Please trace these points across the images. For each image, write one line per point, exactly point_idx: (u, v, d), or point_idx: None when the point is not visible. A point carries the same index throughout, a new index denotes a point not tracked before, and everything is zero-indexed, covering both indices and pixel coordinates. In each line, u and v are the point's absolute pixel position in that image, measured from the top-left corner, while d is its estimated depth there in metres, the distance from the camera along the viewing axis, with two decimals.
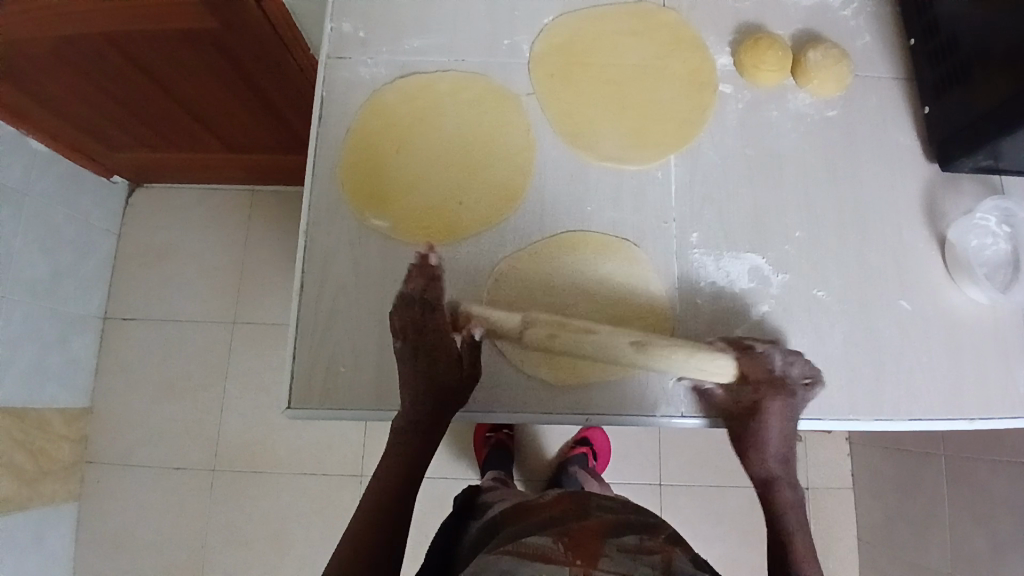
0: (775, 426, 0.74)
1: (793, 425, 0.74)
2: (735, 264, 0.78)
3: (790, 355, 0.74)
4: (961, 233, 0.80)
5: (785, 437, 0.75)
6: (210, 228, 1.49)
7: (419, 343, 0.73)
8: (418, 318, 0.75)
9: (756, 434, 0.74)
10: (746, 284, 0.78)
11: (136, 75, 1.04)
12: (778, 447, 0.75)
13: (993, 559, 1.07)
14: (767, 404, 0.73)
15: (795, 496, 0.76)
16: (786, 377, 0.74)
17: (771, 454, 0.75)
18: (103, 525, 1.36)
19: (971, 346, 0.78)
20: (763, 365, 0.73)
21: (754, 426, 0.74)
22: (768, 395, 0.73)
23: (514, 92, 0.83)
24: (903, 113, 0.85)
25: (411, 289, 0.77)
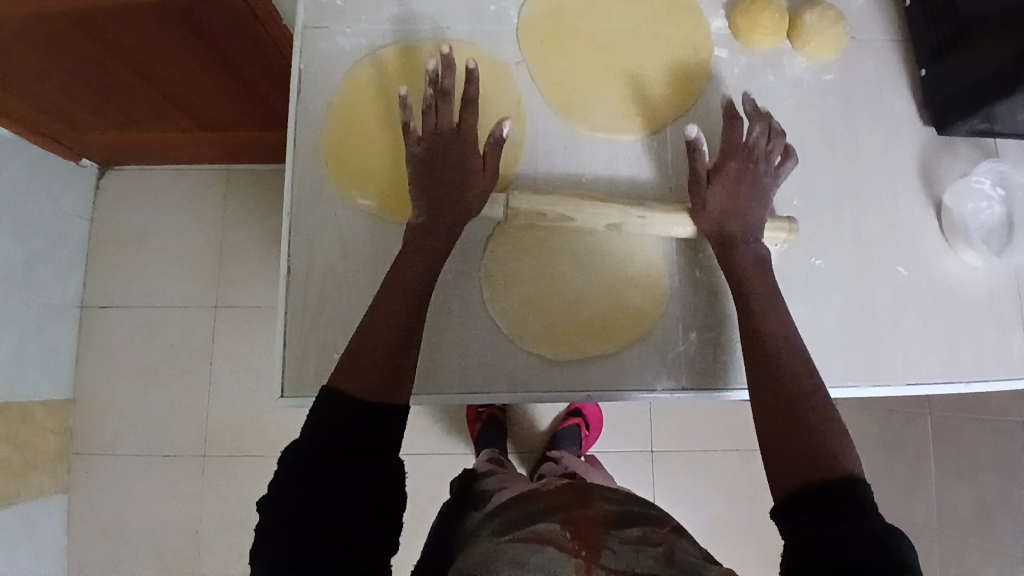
0: (748, 196, 0.72)
1: (760, 194, 0.72)
2: (759, 133, 0.74)
3: (769, 128, 0.74)
4: (959, 199, 0.80)
5: (750, 202, 0.72)
6: (187, 209, 1.44)
7: (451, 146, 0.70)
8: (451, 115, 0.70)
9: (714, 200, 0.72)
10: (760, 137, 0.73)
11: (104, 55, 0.98)
12: (743, 215, 0.71)
13: (979, 515, 1.10)
14: (730, 166, 0.72)
15: (764, 266, 0.70)
16: (754, 146, 0.73)
17: (734, 220, 0.71)
18: (95, 515, 1.34)
19: (966, 310, 0.78)
20: (733, 133, 0.74)
21: (708, 189, 0.72)
22: (732, 159, 0.73)
23: (503, 61, 0.80)
24: (898, 77, 0.83)
25: (443, 86, 0.69)
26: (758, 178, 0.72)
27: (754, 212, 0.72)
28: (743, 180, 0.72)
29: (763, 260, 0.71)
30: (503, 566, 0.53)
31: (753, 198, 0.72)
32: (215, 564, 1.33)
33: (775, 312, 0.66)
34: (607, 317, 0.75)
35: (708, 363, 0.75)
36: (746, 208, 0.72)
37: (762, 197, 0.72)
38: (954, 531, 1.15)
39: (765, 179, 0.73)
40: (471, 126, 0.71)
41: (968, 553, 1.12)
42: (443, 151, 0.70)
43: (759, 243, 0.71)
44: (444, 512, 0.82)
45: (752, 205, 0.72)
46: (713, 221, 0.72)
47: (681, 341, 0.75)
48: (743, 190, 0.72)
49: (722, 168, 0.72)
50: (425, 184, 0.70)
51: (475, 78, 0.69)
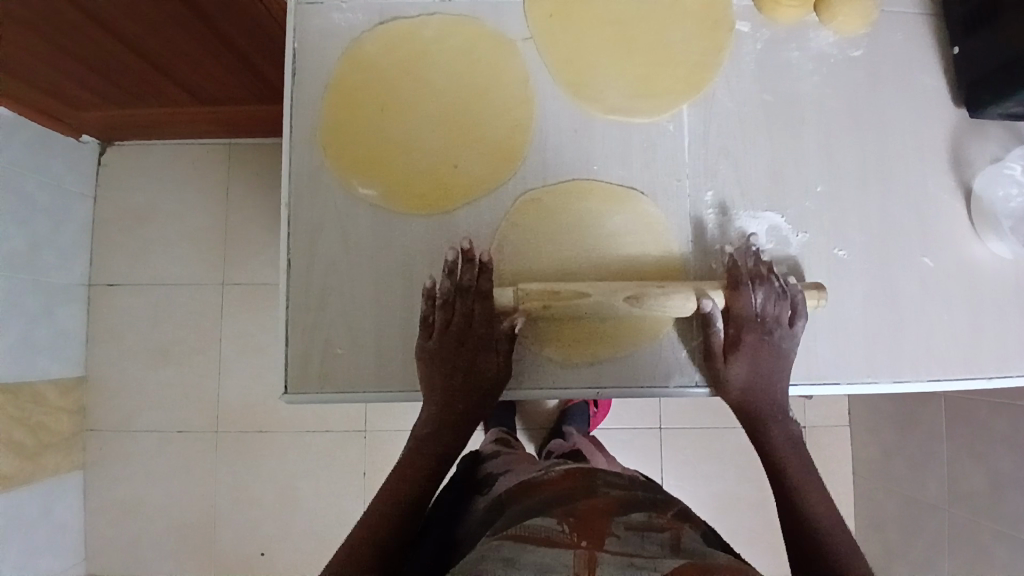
0: (768, 371, 0.69)
1: (779, 363, 0.70)
2: (781, 302, 0.69)
3: (775, 291, 0.69)
4: (987, 183, 0.76)
5: (771, 375, 0.69)
6: (189, 187, 1.42)
7: (465, 348, 0.69)
8: (462, 314, 0.69)
9: (735, 374, 0.69)
10: (777, 300, 0.69)
11: (94, 31, 0.94)
12: (767, 387, 0.70)
13: (991, 495, 1.08)
14: (745, 341, 0.69)
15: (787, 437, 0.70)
16: (766, 316, 0.69)
17: (757, 396, 0.70)
18: (112, 491, 1.37)
19: (993, 299, 0.75)
20: (740, 302, 0.69)
21: (728, 367, 0.70)
22: (746, 332, 0.69)
23: (509, 38, 0.75)
24: (929, 50, 0.78)
25: (460, 280, 0.68)
26: (778, 350, 0.69)
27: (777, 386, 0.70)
28: (762, 356, 0.69)
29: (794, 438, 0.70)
30: (495, 563, 0.51)
31: (773, 374, 0.70)
32: (230, 538, 1.36)
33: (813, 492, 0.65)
34: (618, 318, 0.73)
35: None
36: (769, 385, 0.70)
37: (783, 368, 0.70)
38: (965, 510, 1.14)
39: (785, 352, 0.69)
40: (481, 320, 0.69)
41: (978, 532, 1.11)
42: (452, 350, 0.69)
43: (789, 418, 0.70)
44: (447, 498, 0.81)
45: (773, 376, 0.70)
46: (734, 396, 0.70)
47: (695, 336, 0.73)
48: (763, 366, 0.69)
49: (740, 340, 0.69)
50: (436, 378, 0.69)
51: (490, 269, 0.69)
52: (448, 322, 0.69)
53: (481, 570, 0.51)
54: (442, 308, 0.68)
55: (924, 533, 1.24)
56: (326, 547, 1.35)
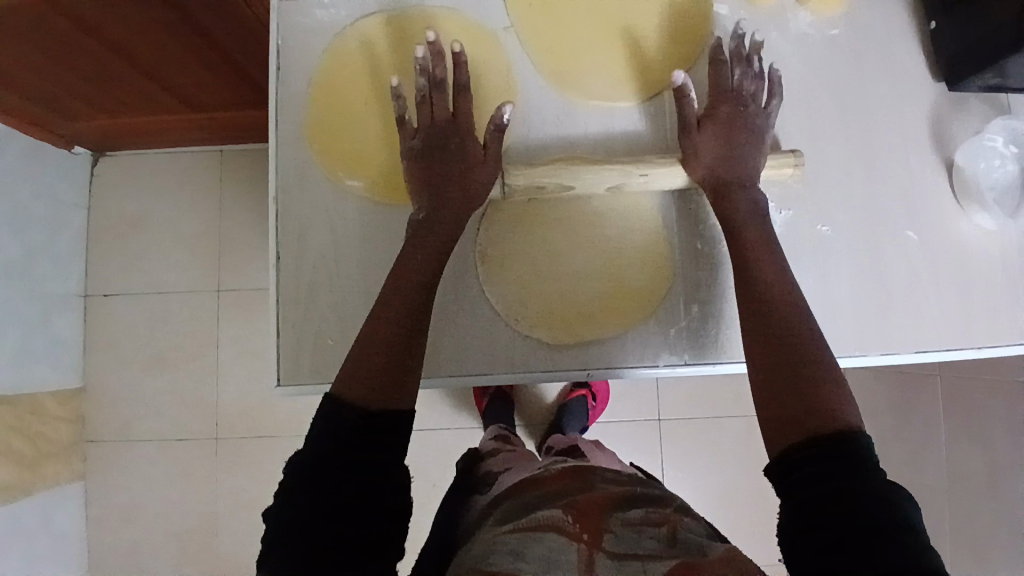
0: (742, 142, 0.70)
1: (754, 139, 0.70)
2: (752, 83, 0.72)
3: (751, 71, 0.72)
4: (970, 157, 0.76)
5: (743, 145, 0.70)
6: (181, 193, 1.42)
7: (446, 135, 0.69)
8: (443, 106, 0.70)
9: (706, 149, 0.70)
10: (750, 78, 0.72)
11: (85, 39, 0.94)
12: (739, 158, 0.69)
13: (991, 476, 1.08)
14: (719, 111, 0.71)
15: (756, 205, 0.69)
16: (742, 89, 0.71)
17: (729, 166, 0.69)
18: (113, 499, 1.37)
19: (980, 273, 0.75)
20: (718, 77, 0.72)
21: (700, 138, 0.70)
22: (721, 105, 0.71)
23: (490, 28, 0.76)
24: (908, 30, 0.79)
25: (434, 74, 0.69)
26: (753, 127, 0.71)
27: (752, 158, 0.70)
28: (738, 127, 0.70)
29: (760, 206, 0.69)
30: (502, 558, 0.53)
31: (749, 145, 0.70)
32: (232, 544, 1.36)
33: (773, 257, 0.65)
34: (605, 299, 0.73)
35: (710, 337, 0.73)
36: (745, 158, 0.70)
37: (756, 143, 0.70)
38: (964, 492, 1.14)
39: (761, 127, 0.71)
40: (465, 114, 0.70)
41: (979, 513, 1.11)
42: (431, 135, 0.69)
43: (756, 188, 0.69)
44: (450, 498, 0.82)
45: (747, 148, 0.70)
46: (709, 171, 0.69)
47: (683, 317, 0.73)
48: (737, 138, 0.70)
49: (716, 112, 0.70)
50: (420, 178, 0.69)
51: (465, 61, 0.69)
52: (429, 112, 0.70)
53: (486, 566, 0.53)
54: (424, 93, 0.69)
55: None
56: None
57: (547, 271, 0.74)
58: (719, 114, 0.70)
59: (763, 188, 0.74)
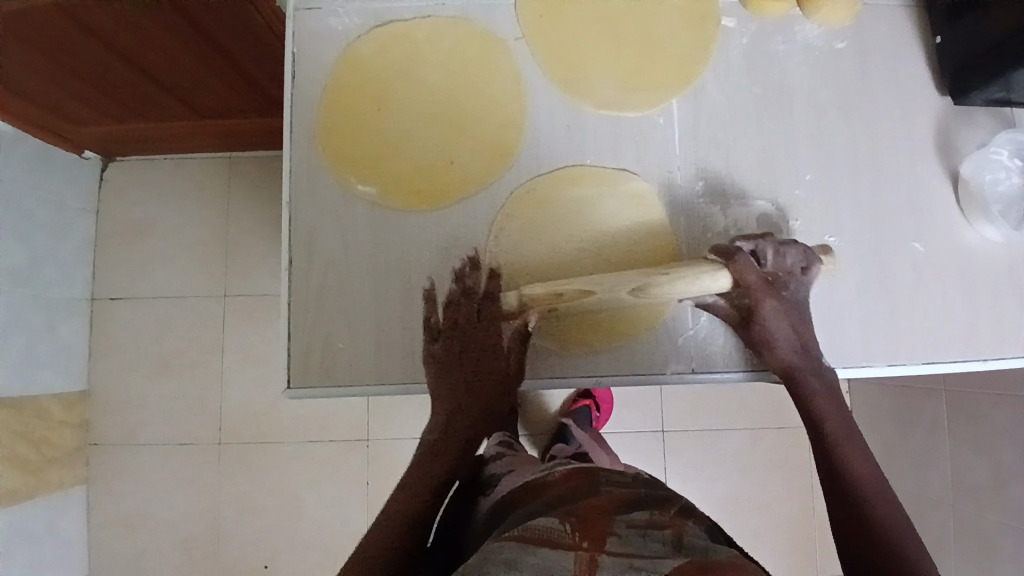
0: (790, 329, 0.70)
1: (801, 318, 0.71)
2: (791, 255, 0.70)
3: (776, 246, 0.70)
4: (975, 168, 0.77)
5: (797, 327, 0.70)
6: (190, 200, 1.43)
7: (471, 342, 0.73)
8: (469, 312, 0.74)
9: (780, 337, 0.70)
10: (780, 257, 0.70)
11: (98, 47, 0.96)
12: (801, 343, 0.71)
13: (996, 488, 1.07)
14: (767, 308, 0.69)
15: (826, 385, 0.70)
16: (776, 273, 0.70)
17: (798, 354, 0.70)
18: (115, 505, 1.37)
19: (985, 282, 0.76)
20: (747, 273, 0.67)
21: (766, 330, 0.70)
22: (762, 298, 0.69)
23: (500, 37, 0.77)
24: (912, 44, 0.80)
25: (468, 285, 0.74)
26: (794, 309, 0.71)
27: (811, 340, 0.71)
28: (784, 317, 0.70)
29: (832, 387, 0.71)
30: (497, 567, 0.52)
31: (800, 330, 0.71)
32: (235, 550, 1.36)
33: (853, 446, 0.69)
34: (617, 311, 0.73)
35: (717, 341, 0.74)
36: (805, 343, 0.71)
37: (806, 324, 0.71)
38: (970, 502, 1.13)
39: (799, 305, 0.71)
40: (490, 317, 0.73)
41: (984, 525, 1.10)
42: (455, 348, 0.73)
43: (825, 366, 0.71)
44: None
45: (802, 331, 0.71)
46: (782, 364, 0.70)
47: (691, 323, 0.74)
48: (788, 330, 0.70)
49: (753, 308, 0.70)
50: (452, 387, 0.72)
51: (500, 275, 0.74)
52: (447, 327, 0.73)
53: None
54: (444, 307, 0.73)
55: (930, 529, 1.22)
56: (333, 557, 1.35)
57: (577, 316, 0.73)
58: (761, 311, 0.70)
59: (777, 211, 0.75)
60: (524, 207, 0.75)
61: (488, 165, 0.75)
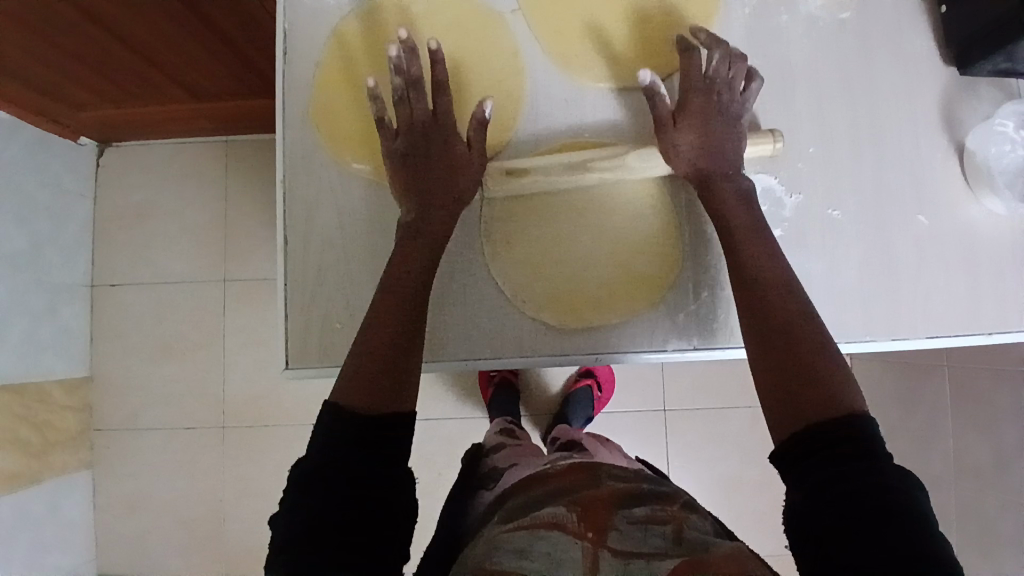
0: (717, 131, 0.69)
1: (733, 128, 0.70)
2: (734, 65, 0.71)
3: (727, 53, 0.70)
4: (982, 140, 0.75)
5: (722, 135, 0.69)
6: (186, 184, 1.42)
7: (431, 137, 0.69)
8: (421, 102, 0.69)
9: (685, 143, 0.69)
10: (724, 62, 0.70)
11: (93, 30, 0.94)
12: (716, 149, 0.69)
13: (998, 466, 1.07)
14: (692, 102, 0.70)
15: (739, 189, 0.68)
16: (715, 76, 0.70)
17: (709, 157, 0.69)
18: (120, 488, 1.38)
19: (989, 257, 0.75)
20: (690, 66, 0.71)
21: (677, 132, 0.70)
22: (694, 96, 0.70)
23: (498, 11, 0.76)
24: (918, 14, 0.78)
25: (412, 72, 0.68)
26: (727, 114, 0.70)
27: (733, 145, 0.70)
28: (714, 120, 0.70)
29: (747, 192, 0.68)
30: (506, 557, 0.53)
31: (728, 136, 0.70)
32: (239, 532, 1.37)
33: (762, 244, 0.65)
34: (615, 285, 0.73)
35: (717, 321, 0.73)
36: (726, 151, 0.69)
37: (734, 129, 0.70)
38: (971, 481, 1.13)
39: (734, 112, 0.71)
40: (446, 112, 0.70)
41: (985, 503, 1.10)
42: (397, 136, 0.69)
43: (740, 176, 0.69)
44: (455, 492, 0.82)
45: (727, 138, 0.70)
46: (694, 162, 0.69)
47: (691, 303, 0.73)
48: (714, 128, 0.69)
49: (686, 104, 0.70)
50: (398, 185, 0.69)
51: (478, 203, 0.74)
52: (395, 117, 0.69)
53: (490, 565, 0.53)
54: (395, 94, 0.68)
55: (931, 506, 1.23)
56: None
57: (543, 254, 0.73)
58: (694, 106, 0.70)
59: (779, 190, 0.74)
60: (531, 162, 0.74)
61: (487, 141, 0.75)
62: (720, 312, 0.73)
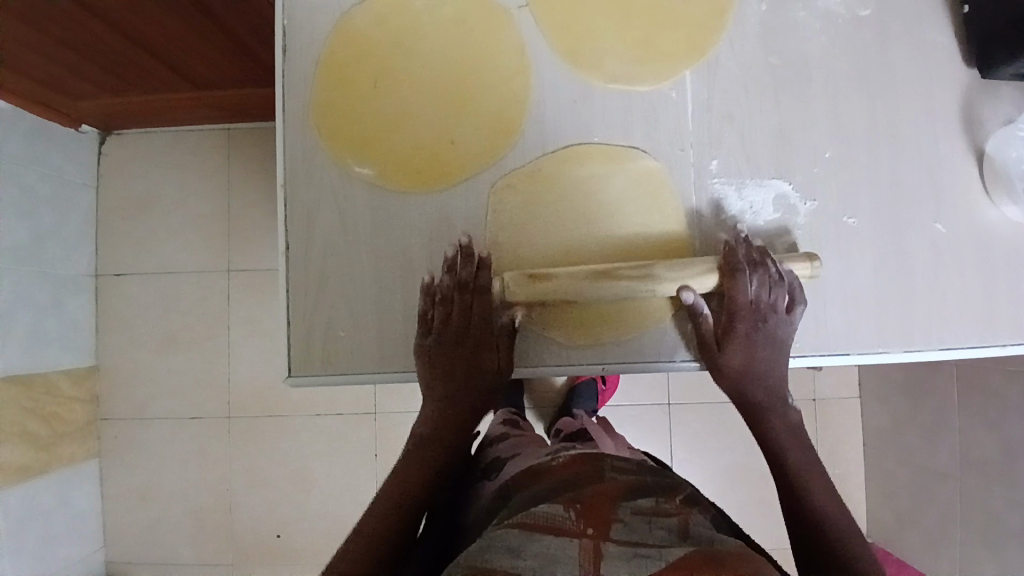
0: (760, 355, 0.69)
1: (774, 349, 0.69)
2: (777, 289, 0.68)
3: (770, 277, 0.67)
4: (1000, 145, 0.73)
5: (764, 361, 0.69)
6: (188, 174, 1.41)
7: (465, 355, 0.70)
8: (463, 312, 0.69)
9: (727, 360, 0.69)
10: (769, 287, 0.68)
11: (89, 19, 0.92)
12: (759, 375, 0.69)
13: (1004, 465, 1.07)
14: (736, 328, 0.69)
15: (781, 420, 0.69)
16: (760, 302, 0.68)
17: (750, 381, 0.70)
18: (128, 478, 1.39)
19: (1007, 263, 0.73)
20: (734, 290, 0.67)
21: (719, 353, 0.69)
22: (739, 320, 0.68)
23: (503, 6, 0.73)
24: (939, 9, 0.75)
25: (460, 278, 0.69)
26: (773, 338, 0.69)
27: (774, 371, 0.70)
28: (757, 343, 0.69)
29: (793, 425, 0.70)
30: (500, 555, 0.51)
31: (770, 357, 0.69)
32: (246, 521, 1.38)
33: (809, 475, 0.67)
34: (623, 300, 0.72)
35: None
36: (768, 372, 0.70)
37: (777, 350, 0.69)
38: (977, 480, 1.12)
39: (777, 335, 0.69)
40: (481, 321, 0.69)
41: (990, 502, 1.10)
42: (434, 348, 0.69)
43: (786, 403, 0.70)
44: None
45: (769, 364, 0.69)
46: (733, 379, 0.69)
47: None
48: (757, 351, 0.69)
49: (729, 320, 0.69)
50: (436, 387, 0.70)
51: (489, 264, 0.70)
52: (431, 328, 0.69)
53: (484, 561, 0.51)
54: (430, 305, 0.69)
55: (936, 504, 1.22)
56: (342, 528, 1.37)
57: None
58: (738, 329, 0.69)
59: (791, 190, 0.72)
60: (535, 184, 0.72)
61: (492, 145, 0.73)
62: None
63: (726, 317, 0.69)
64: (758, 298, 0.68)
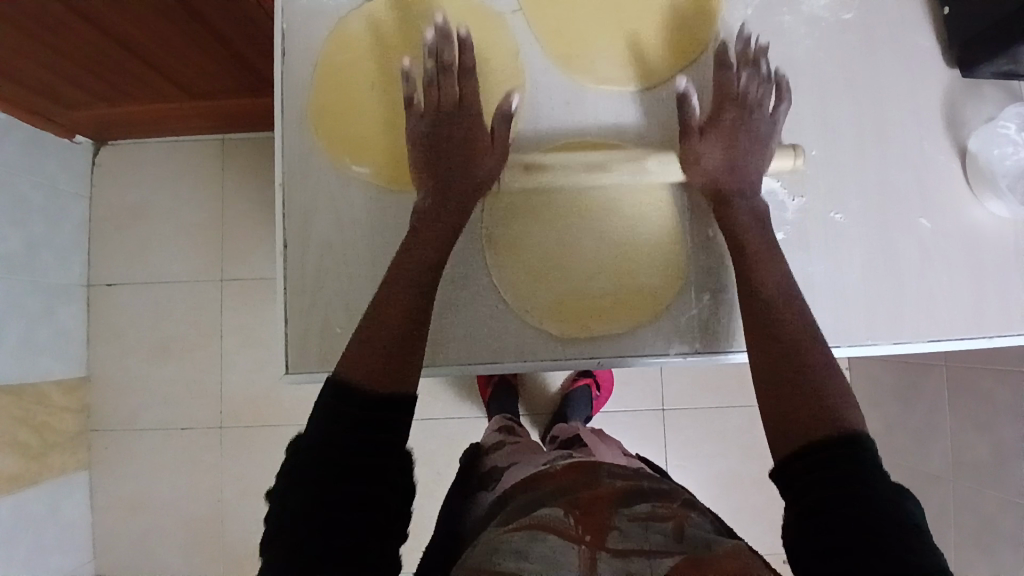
0: (743, 143, 0.71)
1: (757, 147, 0.71)
2: (760, 82, 0.72)
3: (758, 74, 0.72)
4: (983, 143, 0.75)
5: (746, 151, 0.71)
6: (183, 183, 1.41)
7: (451, 131, 0.70)
8: (452, 95, 0.70)
9: (708, 155, 0.71)
10: (756, 79, 0.72)
11: (87, 27, 0.93)
12: (738, 166, 0.70)
13: (996, 466, 1.08)
14: (721, 116, 0.71)
15: (754, 210, 0.69)
16: (748, 95, 0.72)
17: (732, 173, 0.70)
18: (119, 489, 1.37)
19: (993, 260, 0.75)
20: (724, 81, 0.72)
21: (701, 142, 0.71)
22: (727, 107, 0.72)
23: (496, 11, 0.75)
24: (920, 15, 0.77)
25: (444, 62, 0.69)
26: (756, 129, 0.71)
27: (756, 162, 0.71)
28: (740, 131, 0.71)
29: (760, 213, 0.70)
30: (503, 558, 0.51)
31: (755, 146, 0.71)
32: (239, 531, 1.36)
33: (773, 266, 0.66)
34: (617, 296, 0.73)
35: (719, 326, 0.73)
36: (749, 164, 0.71)
37: (761, 141, 0.71)
38: (970, 480, 1.13)
39: (761, 129, 0.71)
40: (472, 104, 0.70)
41: (983, 502, 1.10)
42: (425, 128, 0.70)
43: (757, 197, 0.70)
44: (454, 493, 0.81)
45: (751, 151, 0.71)
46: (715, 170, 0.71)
47: (694, 306, 0.73)
48: (739, 138, 0.71)
49: (716, 113, 0.72)
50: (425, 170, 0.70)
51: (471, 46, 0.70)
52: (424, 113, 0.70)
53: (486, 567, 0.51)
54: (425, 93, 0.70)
55: (929, 505, 1.23)
56: None
57: (552, 267, 0.73)
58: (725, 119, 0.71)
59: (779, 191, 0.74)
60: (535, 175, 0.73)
61: None
62: (725, 318, 0.73)
63: (715, 111, 0.72)
64: (745, 93, 0.72)
